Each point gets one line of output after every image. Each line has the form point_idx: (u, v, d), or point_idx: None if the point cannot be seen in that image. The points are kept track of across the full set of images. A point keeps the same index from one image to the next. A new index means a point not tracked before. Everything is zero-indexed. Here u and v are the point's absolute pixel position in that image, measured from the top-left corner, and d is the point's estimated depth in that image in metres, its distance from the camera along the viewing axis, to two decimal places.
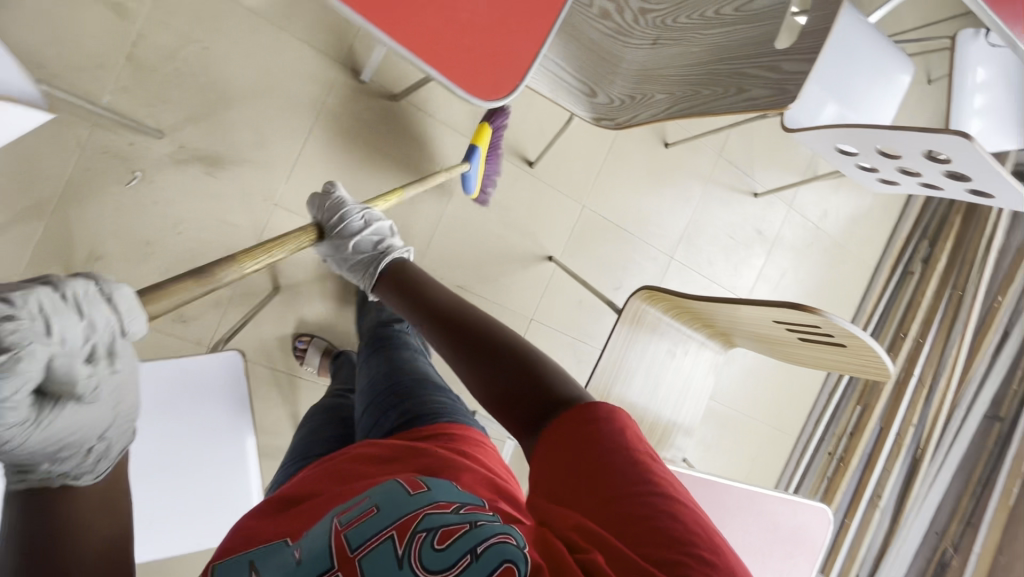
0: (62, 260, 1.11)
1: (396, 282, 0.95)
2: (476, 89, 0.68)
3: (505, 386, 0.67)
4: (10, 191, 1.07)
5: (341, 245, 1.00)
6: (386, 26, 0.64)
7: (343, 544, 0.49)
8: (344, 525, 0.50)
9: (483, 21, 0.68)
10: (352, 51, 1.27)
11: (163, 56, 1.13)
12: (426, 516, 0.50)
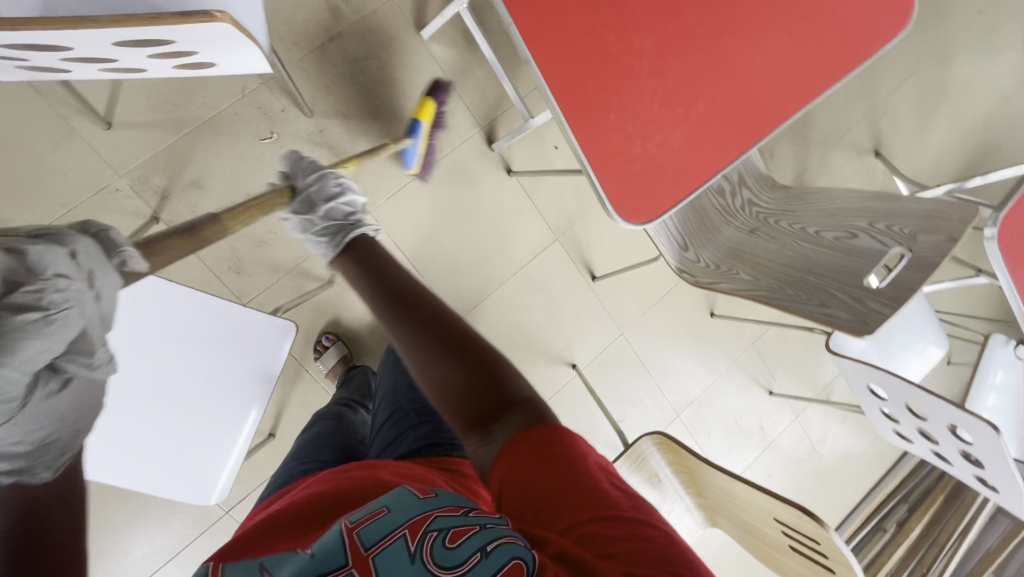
0: (168, 173, 1.18)
1: (364, 260, 0.84)
2: (623, 208, 0.79)
3: (443, 378, 0.59)
4: (163, 100, 1.16)
5: (310, 207, 0.91)
6: (580, 134, 0.76)
7: (355, 542, 0.44)
8: (353, 523, 0.46)
9: (652, 158, 0.79)
10: (494, 121, 1.41)
11: (346, 58, 1.27)
12: (438, 516, 0.47)
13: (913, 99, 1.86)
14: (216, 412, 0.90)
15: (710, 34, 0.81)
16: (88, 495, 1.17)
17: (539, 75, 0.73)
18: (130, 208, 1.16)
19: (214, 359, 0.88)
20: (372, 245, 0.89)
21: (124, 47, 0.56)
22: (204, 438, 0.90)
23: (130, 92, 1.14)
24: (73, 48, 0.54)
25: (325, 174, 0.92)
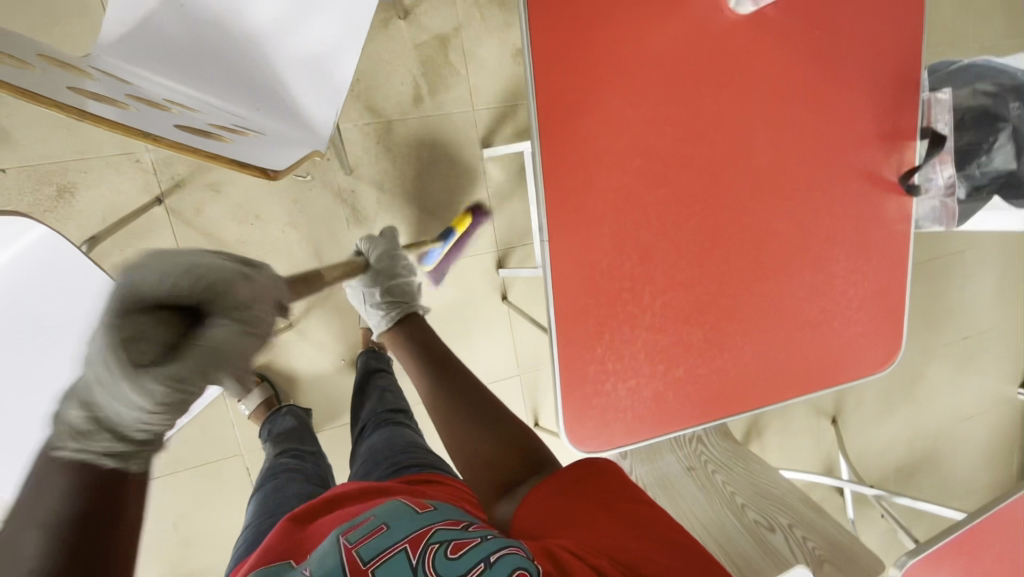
0: (192, 167, 1.18)
1: (417, 335, 0.90)
2: (574, 430, 0.82)
3: (478, 450, 0.65)
4: None
5: (376, 282, 0.97)
6: (564, 351, 0.79)
7: (353, 558, 0.42)
8: (353, 542, 0.44)
9: (621, 399, 0.82)
10: (511, 249, 1.46)
11: (407, 140, 1.32)
12: (439, 529, 0.46)
13: (884, 386, 1.94)
14: None
15: (714, 316, 0.86)
16: None
17: (551, 292, 0.77)
18: (140, 182, 1.16)
19: None
20: (423, 323, 0.94)
21: (183, 142, 0.63)
22: None
23: None
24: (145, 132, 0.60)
25: (396, 254, 1.02)
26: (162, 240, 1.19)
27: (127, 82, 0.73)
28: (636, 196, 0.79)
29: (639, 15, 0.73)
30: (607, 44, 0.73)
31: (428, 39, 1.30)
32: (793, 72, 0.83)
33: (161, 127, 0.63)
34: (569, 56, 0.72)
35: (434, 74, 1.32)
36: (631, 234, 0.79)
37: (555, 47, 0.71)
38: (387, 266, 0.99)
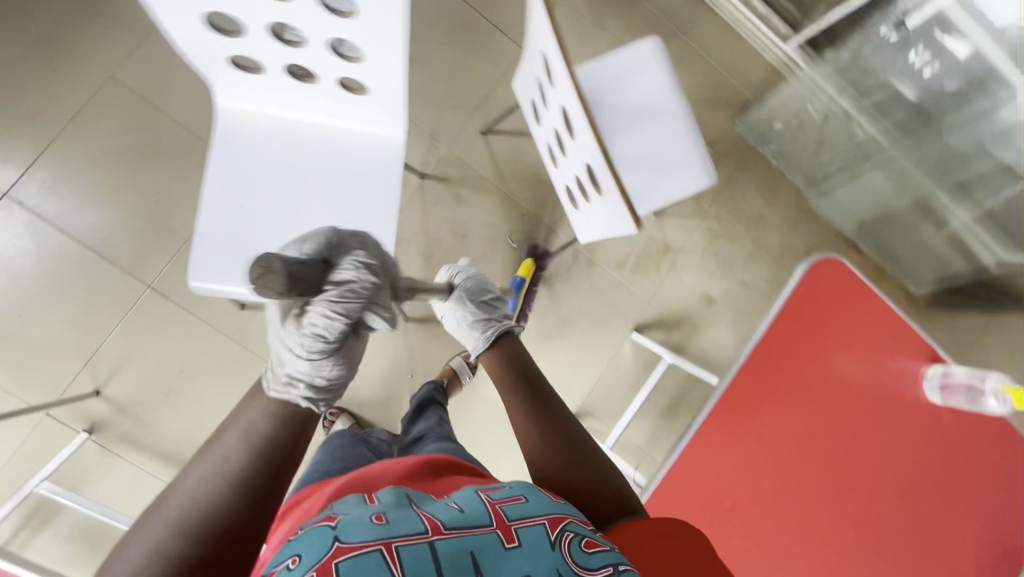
0: (457, 178, 1.48)
1: (510, 357, 0.91)
2: None
3: (577, 484, 0.73)
4: (509, 163, 1.50)
5: (466, 299, 0.98)
6: (657, 490, 0.90)
7: (501, 513, 0.58)
8: (495, 499, 0.61)
9: None
10: (588, 412, 1.54)
11: (589, 280, 1.56)
12: (570, 523, 0.60)
13: None
14: None
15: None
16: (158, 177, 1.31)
17: (680, 449, 0.90)
18: (422, 159, 1.47)
19: None
20: (517, 341, 0.94)
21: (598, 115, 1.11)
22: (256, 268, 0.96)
23: (508, 142, 1.51)
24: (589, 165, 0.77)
25: (484, 283, 1.01)
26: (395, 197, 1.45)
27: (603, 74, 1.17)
28: (772, 450, 0.92)
29: (852, 343, 0.95)
30: (822, 343, 0.94)
31: (658, 241, 1.61)
32: (941, 468, 0.95)
33: (580, 167, 0.81)
34: (806, 330, 0.94)
35: (640, 260, 1.60)
36: (759, 463, 0.92)
37: (794, 329, 0.94)
38: (475, 295, 1.00)
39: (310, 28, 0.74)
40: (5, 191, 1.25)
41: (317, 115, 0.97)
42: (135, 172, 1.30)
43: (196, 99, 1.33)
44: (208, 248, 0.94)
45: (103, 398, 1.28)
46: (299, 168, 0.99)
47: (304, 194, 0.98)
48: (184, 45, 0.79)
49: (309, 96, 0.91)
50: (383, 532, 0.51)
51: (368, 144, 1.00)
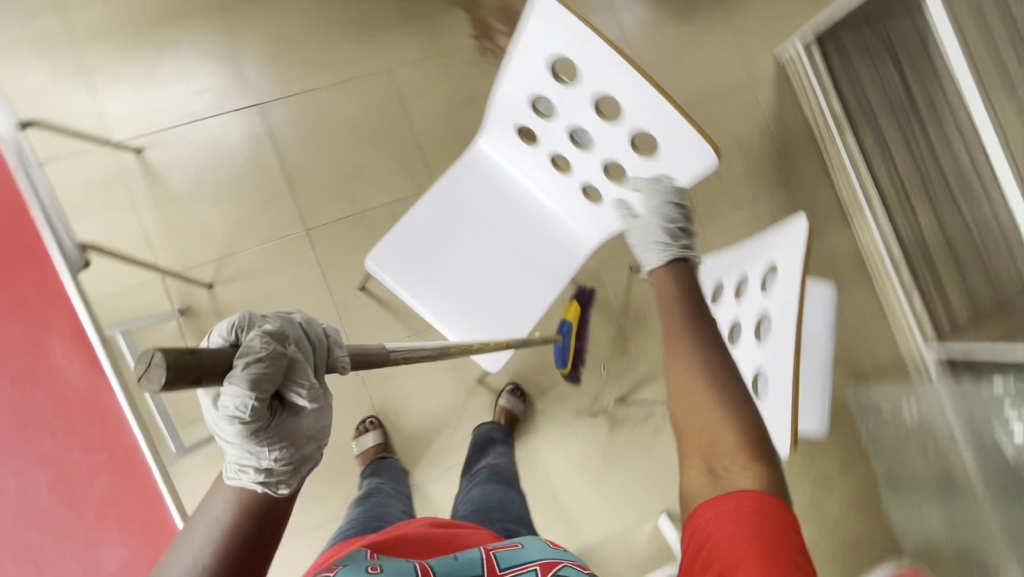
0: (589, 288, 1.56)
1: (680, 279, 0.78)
2: None
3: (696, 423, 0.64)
4: (638, 302, 1.58)
5: (661, 220, 0.83)
6: None
7: (491, 561, 0.69)
8: (489, 552, 0.71)
9: None
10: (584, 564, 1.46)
11: (651, 442, 1.54)
12: (565, 567, 0.69)
13: None
14: (446, 289, 1.07)
15: None
16: (367, 155, 1.49)
17: None
18: None
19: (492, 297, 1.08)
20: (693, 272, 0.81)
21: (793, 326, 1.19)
22: (428, 276, 1.06)
23: (647, 284, 1.59)
24: (760, 372, 0.86)
25: (675, 200, 0.84)
26: None
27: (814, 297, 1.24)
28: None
29: None
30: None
31: None
32: None
33: (745, 366, 0.89)
34: None
35: None
36: None
37: None
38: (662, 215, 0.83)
39: (608, 140, 0.91)
40: (261, 102, 1.45)
41: (545, 196, 1.10)
42: (354, 141, 1.48)
43: (436, 120, 1.53)
44: (404, 241, 1.07)
45: (211, 292, 1.37)
46: (503, 218, 1.10)
47: (495, 243, 1.09)
48: (501, 97, 0.96)
49: (552, 181, 1.06)
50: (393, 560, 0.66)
51: (567, 240, 1.11)
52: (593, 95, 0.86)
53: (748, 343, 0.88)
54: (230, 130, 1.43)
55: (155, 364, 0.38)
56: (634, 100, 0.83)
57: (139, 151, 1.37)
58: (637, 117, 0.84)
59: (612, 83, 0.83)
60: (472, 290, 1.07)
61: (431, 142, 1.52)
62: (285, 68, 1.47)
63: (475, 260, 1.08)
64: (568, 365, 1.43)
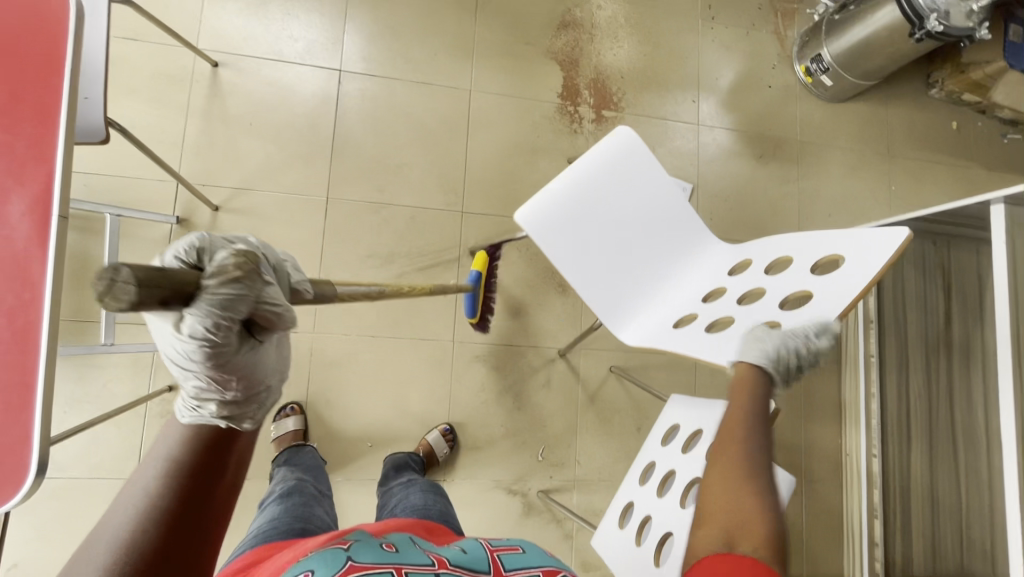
0: (563, 368, 1.52)
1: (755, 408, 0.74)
2: None
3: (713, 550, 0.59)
4: (604, 402, 1.53)
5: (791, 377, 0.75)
6: None
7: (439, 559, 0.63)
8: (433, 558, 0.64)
9: None
10: None
11: (555, 545, 1.45)
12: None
13: None
14: (575, 181, 1.06)
15: None
16: (415, 154, 1.51)
17: None
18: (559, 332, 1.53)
19: (572, 220, 1.05)
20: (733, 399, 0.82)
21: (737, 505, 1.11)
22: (605, 166, 1.07)
23: (620, 389, 1.54)
24: (671, 536, 0.81)
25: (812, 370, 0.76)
26: (515, 331, 1.50)
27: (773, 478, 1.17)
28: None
29: None
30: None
31: None
32: None
33: (659, 521, 0.84)
34: None
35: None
36: None
37: None
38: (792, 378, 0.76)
39: (762, 311, 0.88)
40: (343, 71, 1.49)
41: (672, 291, 1.05)
42: (411, 138, 1.51)
43: (491, 153, 1.55)
44: (660, 183, 1.09)
45: (213, 215, 1.38)
46: (652, 257, 1.07)
47: (636, 237, 1.06)
48: (785, 238, 0.96)
49: (692, 293, 1.03)
50: (374, 561, 0.59)
51: (623, 311, 1.05)
52: (814, 289, 0.84)
53: (673, 501, 0.84)
54: (304, 82, 1.47)
55: (121, 283, 0.37)
56: (831, 315, 0.79)
57: (214, 66, 1.42)
58: (812, 323, 0.80)
59: (838, 293, 0.80)
60: (579, 202, 1.05)
61: (477, 171, 1.54)
62: (379, 51, 1.52)
63: (617, 210, 1.06)
64: (477, 314, 1.35)
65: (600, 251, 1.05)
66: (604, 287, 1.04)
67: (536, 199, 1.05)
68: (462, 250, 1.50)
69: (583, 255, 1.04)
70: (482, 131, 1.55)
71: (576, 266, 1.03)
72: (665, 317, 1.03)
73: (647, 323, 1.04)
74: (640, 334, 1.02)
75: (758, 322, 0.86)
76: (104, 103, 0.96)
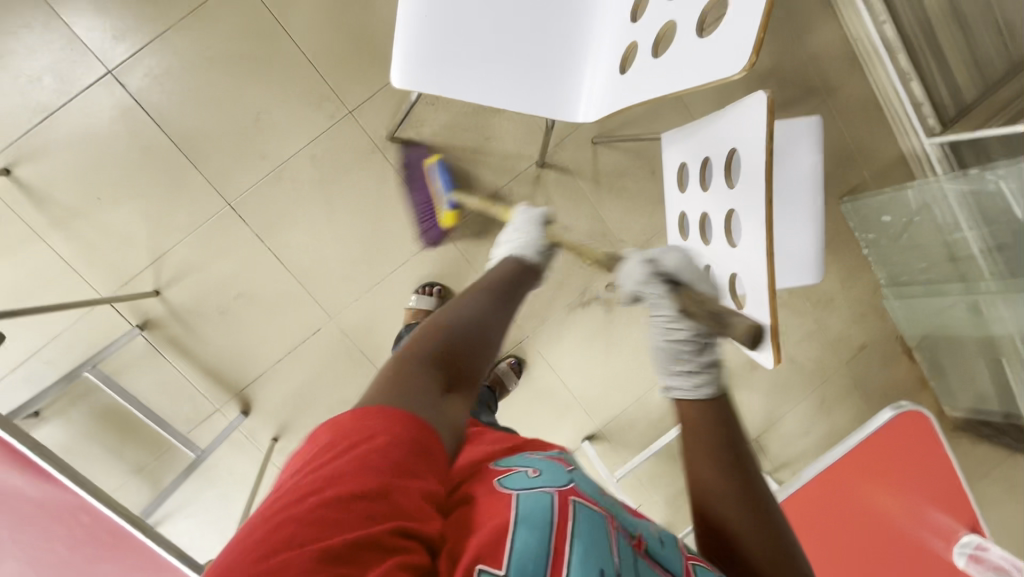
0: (553, 179, 1.42)
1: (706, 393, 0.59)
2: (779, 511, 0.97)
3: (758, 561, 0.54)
4: (609, 178, 1.44)
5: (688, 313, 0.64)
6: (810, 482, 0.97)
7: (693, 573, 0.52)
8: (689, 555, 0.56)
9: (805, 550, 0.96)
10: (609, 436, 1.57)
11: (647, 315, 1.54)
12: None
13: None
14: None
15: None
16: (261, 96, 1.26)
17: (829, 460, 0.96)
18: (527, 153, 1.40)
19: (458, 42, 0.92)
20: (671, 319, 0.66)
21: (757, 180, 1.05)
22: None
23: (615, 158, 1.44)
24: (736, 275, 0.76)
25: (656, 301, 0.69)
26: (489, 182, 1.39)
27: (794, 127, 1.09)
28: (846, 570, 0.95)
29: (914, 481, 0.96)
30: (875, 464, 0.96)
31: None
32: None
33: (722, 265, 0.80)
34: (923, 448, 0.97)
35: None
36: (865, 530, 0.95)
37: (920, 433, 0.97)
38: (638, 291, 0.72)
39: None
40: (112, 68, 1.20)
41: (601, 31, 0.93)
42: (242, 82, 1.25)
43: (323, 29, 1.26)
44: None
45: (161, 298, 1.29)
46: (555, 17, 0.94)
47: (527, 8, 0.94)
48: None
49: (617, 21, 0.89)
50: (595, 496, 0.52)
51: (567, 96, 0.96)
52: None
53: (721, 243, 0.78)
54: (97, 114, 1.20)
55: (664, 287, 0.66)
56: None
57: (8, 171, 1.18)
58: None
59: None
60: (451, 14, 0.92)
61: (326, 60, 1.27)
62: (123, 16, 1.18)
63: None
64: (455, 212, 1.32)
65: (504, 55, 0.94)
66: (528, 86, 0.95)
67: (401, 34, 0.91)
68: (382, 149, 1.33)
69: (494, 72, 0.94)
70: (297, 12, 1.25)
71: (494, 90, 0.94)
72: (604, 68, 0.92)
73: (593, 85, 0.94)
74: (595, 103, 0.94)
75: (693, 10, 0.71)
76: None
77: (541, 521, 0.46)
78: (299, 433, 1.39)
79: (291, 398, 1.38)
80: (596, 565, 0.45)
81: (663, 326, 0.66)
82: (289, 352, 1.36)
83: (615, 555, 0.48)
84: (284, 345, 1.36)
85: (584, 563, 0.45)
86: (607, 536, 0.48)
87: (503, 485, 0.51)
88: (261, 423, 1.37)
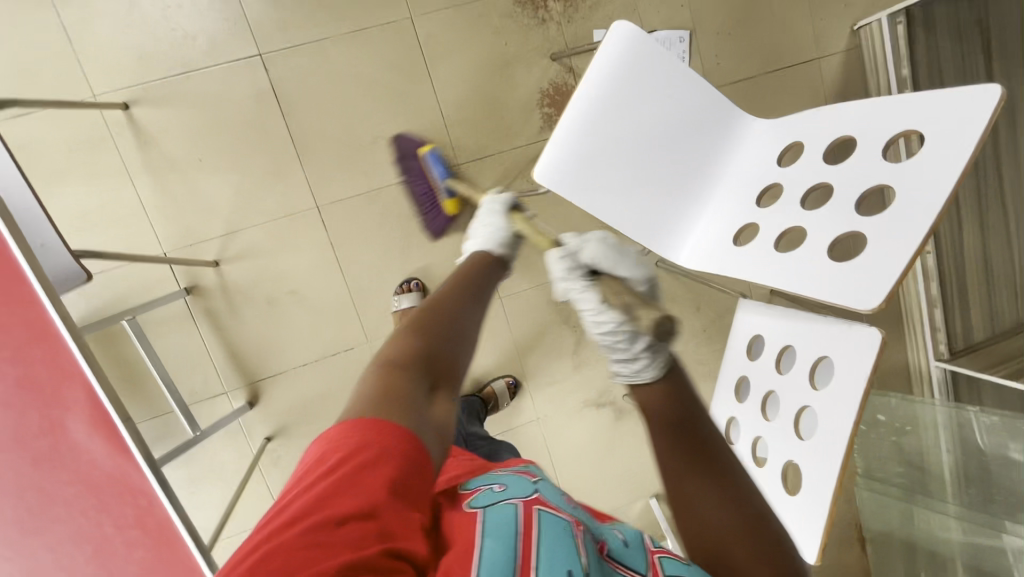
0: None
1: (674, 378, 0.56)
2: None
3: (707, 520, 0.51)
4: (659, 299, 1.54)
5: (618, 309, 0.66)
6: None
7: (656, 563, 0.54)
8: (654, 548, 0.57)
9: None
10: None
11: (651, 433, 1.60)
12: None
13: None
14: (593, 108, 1.02)
15: None
16: (385, 122, 1.32)
17: None
18: None
19: (600, 162, 1.03)
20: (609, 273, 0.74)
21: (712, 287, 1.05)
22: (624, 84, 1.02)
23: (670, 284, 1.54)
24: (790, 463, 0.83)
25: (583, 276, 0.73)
26: None
27: None
28: None
29: None
30: None
31: None
32: None
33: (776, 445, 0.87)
34: None
35: None
36: None
37: None
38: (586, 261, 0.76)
39: (828, 214, 0.84)
40: (263, 51, 1.24)
41: (723, 193, 1.04)
42: (374, 104, 1.31)
43: (463, 86, 1.35)
44: (681, 84, 1.03)
45: (218, 271, 1.29)
46: (688, 170, 1.05)
47: (670, 155, 1.04)
48: (830, 113, 0.90)
49: (743, 198, 1.00)
50: (561, 506, 0.58)
51: (674, 237, 1.06)
52: (889, 180, 0.77)
53: (785, 430, 0.85)
54: (231, 85, 1.24)
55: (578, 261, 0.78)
56: (912, 211, 0.73)
57: (126, 107, 1.19)
58: (892, 226, 0.74)
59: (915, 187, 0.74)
60: (604, 138, 1.03)
61: (456, 113, 1.35)
62: (292, 10, 1.24)
63: (644, 136, 1.03)
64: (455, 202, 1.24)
65: (633, 185, 1.04)
66: (644, 217, 1.04)
67: (557, 142, 1.03)
68: None
69: (619, 196, 1.04)
70: (446, 63, 1.33)
71: (615, 211, 1.04)
72: (715, 229, 1.03)
73: (699, 239, 1.04)
74: (697, 254, 1.03)
75: (826, 232, 0.82)
76: (64, 241, 0.87)
77: (505, 532, 0.52)
78: (294, 440, 1.37)
79: (301, 405, 1.36)
80: (562, 566, 0.49)
81: (590, 320, 0.68)
82: (316, 360, 1.36)
83: (583, 555, 0.51)
84: (314, 352, 1.36)
85: (551, 563, 0.50)
86: (574, 538, 0.52)
87: (470, 506, 0.58)
88: (261, 418, 1.35)
